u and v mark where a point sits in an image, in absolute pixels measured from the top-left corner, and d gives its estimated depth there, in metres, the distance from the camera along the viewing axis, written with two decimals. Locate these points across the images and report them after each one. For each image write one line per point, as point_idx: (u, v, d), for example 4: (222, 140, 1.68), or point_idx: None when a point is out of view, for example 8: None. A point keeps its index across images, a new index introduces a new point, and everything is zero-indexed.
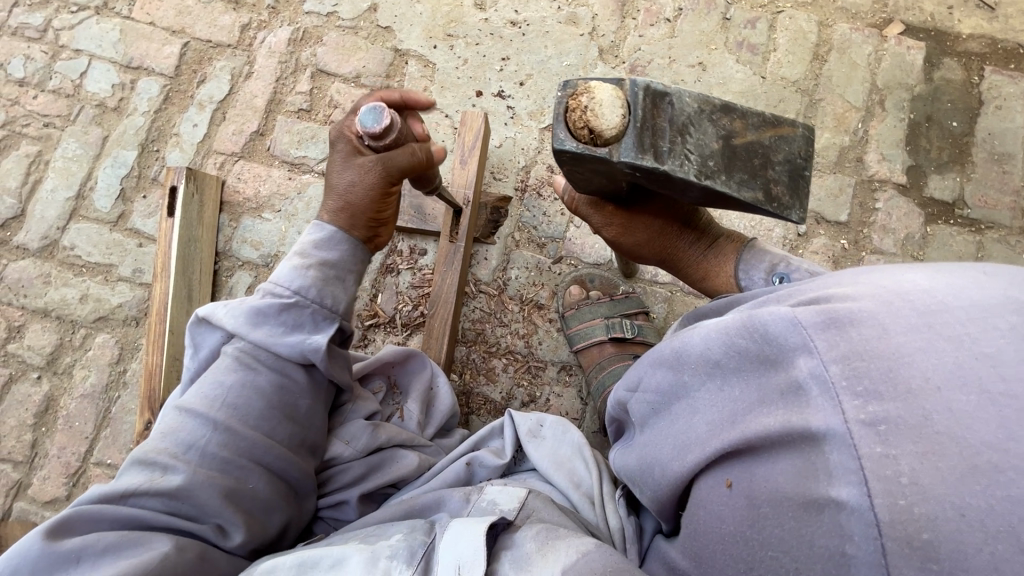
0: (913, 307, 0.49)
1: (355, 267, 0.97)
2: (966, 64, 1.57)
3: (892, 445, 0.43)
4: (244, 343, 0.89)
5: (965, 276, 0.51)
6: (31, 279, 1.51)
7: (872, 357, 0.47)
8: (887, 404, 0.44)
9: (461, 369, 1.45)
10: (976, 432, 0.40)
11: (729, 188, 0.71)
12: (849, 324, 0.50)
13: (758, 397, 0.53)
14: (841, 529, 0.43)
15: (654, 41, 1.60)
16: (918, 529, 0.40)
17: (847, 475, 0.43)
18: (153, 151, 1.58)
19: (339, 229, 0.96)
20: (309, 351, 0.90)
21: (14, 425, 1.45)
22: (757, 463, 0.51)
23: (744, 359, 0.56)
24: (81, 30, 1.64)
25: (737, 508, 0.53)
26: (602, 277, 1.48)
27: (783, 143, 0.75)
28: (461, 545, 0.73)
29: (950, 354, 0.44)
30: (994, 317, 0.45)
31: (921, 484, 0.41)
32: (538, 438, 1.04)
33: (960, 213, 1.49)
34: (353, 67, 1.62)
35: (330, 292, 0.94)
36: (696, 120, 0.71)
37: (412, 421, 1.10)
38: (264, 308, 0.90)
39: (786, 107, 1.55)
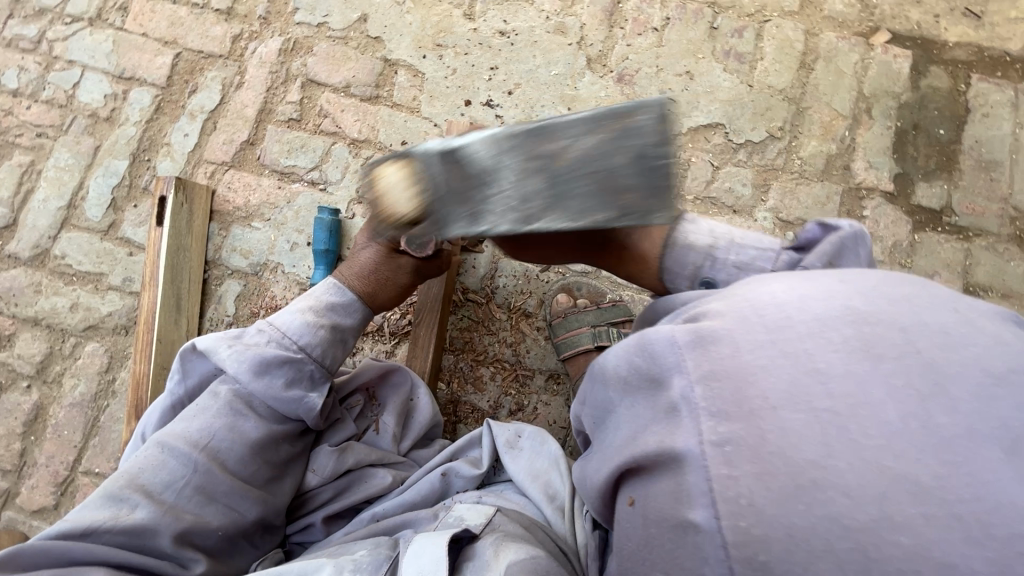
0: (763, 324, 0.50)
1: (355, 331, 1.08)
2: (953, 72, 1.58)
3: (734, 466, 0.44)
4: (242, 388, 0.95)
5: (821, 286, 0.53)
6: (22, 288, 1.52)
7: (722, 376, 0.48)
8: (733, 424, 0.45)
9: (448, 377, 1.45)
10: (803, 452, 0.42)
11: (560, 222, 0.74)
12: (711, 342, 0.51)
13: (648, 416, 0.53)
14: (699, 552, 0.44)
15: (642, 50, 1.61)
16: (757, 550, 0.42)
17: (701, 497, 0.45)
18: (144, 160, 1.59)
19: (355, 300, 1.08)
20: (303, 409, 0.98)
21: (2, 434, 1.45)
22: (649, 483, 0.51)
23: (638, 377, 0.55)
24: (74, 41, 1.65)
25: (636, 528, 0.52)
26: (590, 284, 1.48)
27: (619, 142, 0.75)
28: (422, 557, 0.76)
29: (787, 371, 0.46)
30: (829, 331, 0.48)
31: (757, 506, 0.43)
32: (516, 449, 1.06)
33: (947, 220, 1.50)
34: (342, 78, 1.63)
35: (330, 352, 1.03)
36: (495, 167, 0.77)
37: (385, 434, 1.11)
38: (269, 358, 0.96)
39: (773, 116, 1.56)
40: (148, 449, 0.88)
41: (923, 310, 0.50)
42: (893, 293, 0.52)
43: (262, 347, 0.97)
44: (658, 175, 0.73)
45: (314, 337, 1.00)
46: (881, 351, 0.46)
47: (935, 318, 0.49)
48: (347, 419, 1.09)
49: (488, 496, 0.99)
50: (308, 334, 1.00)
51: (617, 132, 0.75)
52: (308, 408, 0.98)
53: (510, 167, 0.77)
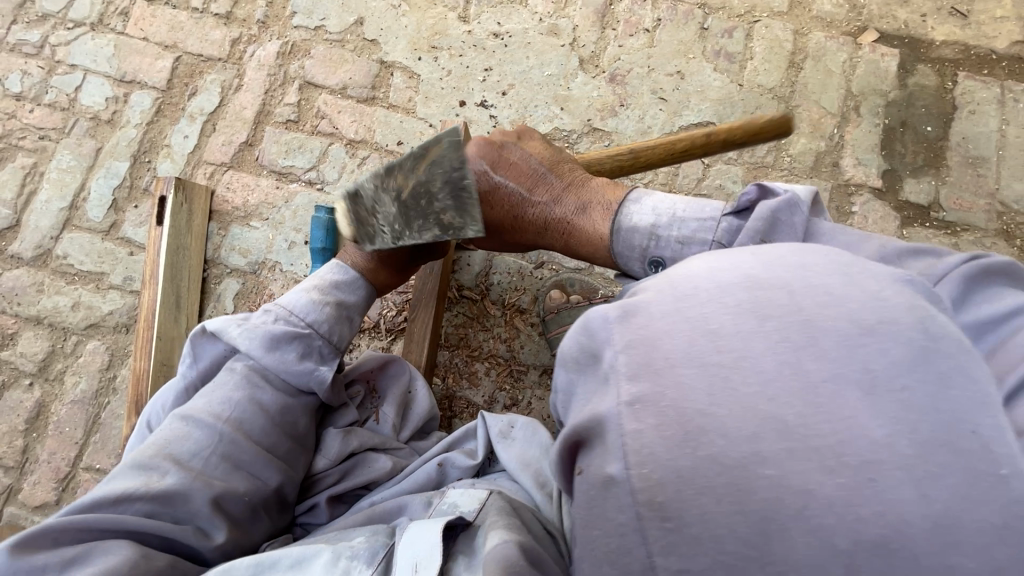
0: (672, 294, 0.54)
1: (362, 310, 1.13)
2: (940, 70, 1.60)
3: (639, 420, 0.48)
4: (255, 363, 1.00)
5: (731, 257, 0.57)
6: (24, 287, 1.55)
7: (638, 341, 0.51)
8: (641, 382, 0.49)
9: (444, 373, 1.47)
10: (692, 401, 0.46)
11: (414, 237, 0.97)
12: (630, 311, 0.54)
13: (585, 391, 0.55)
14: (618, 502, 0.47)
15: (633, 51, 1.64)
16: (655, 493, 0.45)
17: (616, 451, 0.48)
18: (145, 162, 1.62)
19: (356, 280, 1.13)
20: (315, 381, 1.03)
21: (4, 431, 1.47)
22: (583, 453, 0.53)
23: (577, 354, 0.59)
24: (77, 46, 1.69)
25: (577, 494, 0.53)
26: (583, 280, 1.50)
27: (435, 168, 0.94)
28: (417, 543, 0.79)
29: (687, 333, 0.50)
30: (727, 296, 0.51)
31: (655, 454, 0.46)
32: (509, 439, 1.08)
33: (935, 216, 1.52)
34: (339, 79, 1.66)
35: (337, 330, 1.08)
36: (376, 197, 0.98)
37: (386, 424, 1.13)
38: (279, 335, 1.01)
39: (763, 114, 1.58)
40: (172, 422, 0.91)
41: (819, 274, 0.52)
42: (799, 263, 0.54)
43: (271, 324, 1.02)
44: (462, 199, 0.95)
45: (320, 313, 1.06)
46: (769, 310, 0.49)
47: (823, 279, 0.52)
48: (348, 407, 1.12)
49: (481, 482, 1.00)
50: (314, 309, 1.06)
51: (431, 159, 0.93)
52: (319, 380, 1.03)
53: (382, 198, 0.97)
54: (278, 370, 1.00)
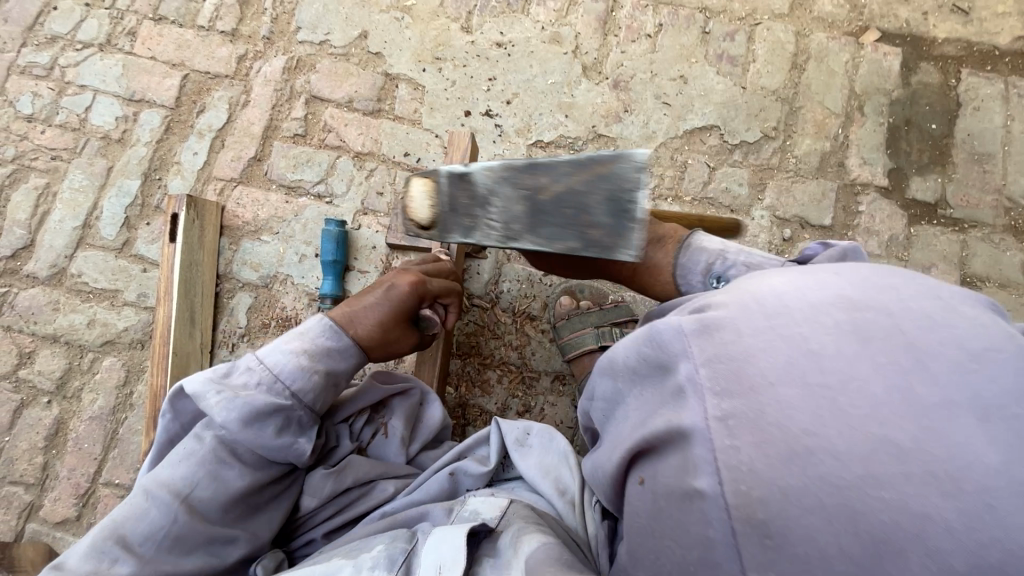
0: (761, 308, 0.57)
1: (348, 376, 1.05)
2: (943, 68, 1.60)
3: (736, 437, 0.50)
4: (226, 434, 0.92)
5: (815, 280, 0.60)
6: (40, 306, 1.57)
7: (725, 359, 0.55)
8: (735, 400, 0.52)
9: (456, 381, 1.48)
10: (796, 421, 0.48)
11: (539, 243, 0.90)
12: (714, 328, 0.58)
13: (659, 402, 0.60)
14: (704, 515, 0.51)
15: (636, 57, 1.65)
16: (755, 510, 0.48)
17: (705, 466, 0.51)
18: (156, 179, 1.64)
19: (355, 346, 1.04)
20: (292, 454, 0.97)
21: (25, 448, 1.49)
22: (659, 460, 0.58)
23: (647, 365, 0.63)
24: (86, 67, 1.71)
25: (646, 500, 0.60)
26: (593, 287, 1.52)
27: (601, 183, 0.87)
28: (439, 548, 0.80)
29: (785, 352, 0.52)
30: (823, 314, 0.55)
31: (756, 471, 0.48)
32: (525, 447, 1.09)
33: (943, 213, 1.52)
34: (345, 93, 1.68)
35: (319, 399, 1.00)
36: (499, 189, 0.91)
37: (395, 440, 1.15)
38: (258, 408, 0.92)
39: (767, 116, 1.59)
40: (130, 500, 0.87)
41: (907, 295, 0.56)
42: (878, 282, 0.59)
43: (248, 394, 0.93)
44: (621, 219, 0.87)
45: (306, 382, 0.97)
46: (871, 333, 0.52)
47: (919, 303, 0.55)
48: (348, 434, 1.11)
49: (501, 492, 1.03)
50: (298, 381, 0.96)
51: (596, 175, 0.87)
52: (298, 454, 0.97)
53: (507, 190, 0.91)
54: (253, 447, 0.93)
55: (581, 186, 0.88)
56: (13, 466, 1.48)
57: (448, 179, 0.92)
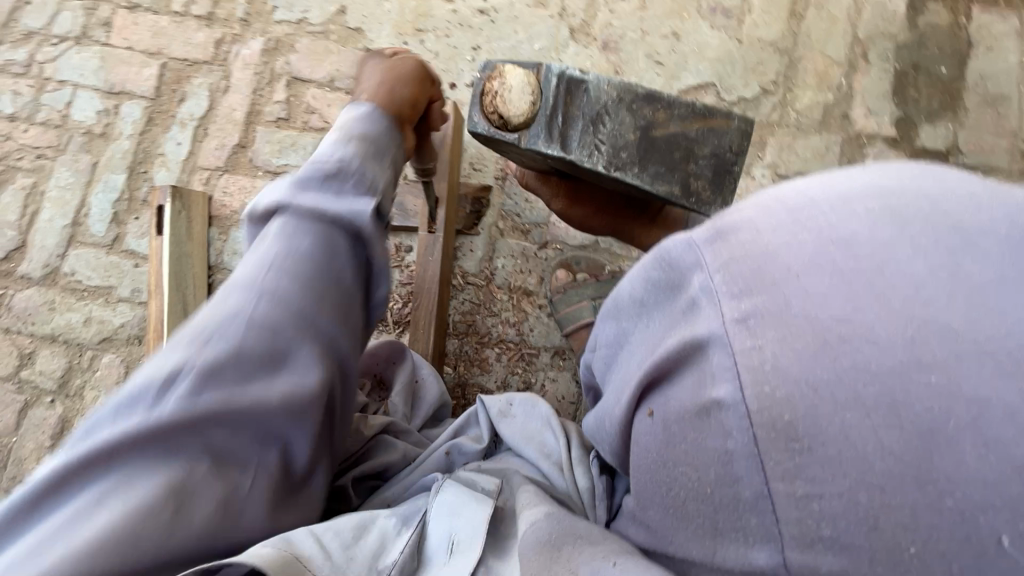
0: (783, 207, 0.50)
1: (391, 147, 0.92)
2: (952, 6, 1.51)
3: (758, 335, 0.45)
4: (287, 213, 0.78)
5: (843, 171, 0.52)
6: (37, 306, 1.56)
7: (744, 258, 0.48)
8: (756, 297, 0.46)
9: (454, 361, 1.45)
10: (828, 309, 0.43)
11: (642, 180, 0.90)
12: (729, 232, 0.51)
13: (670, 323, 0.53)
14: (725, 427, 0.46)
15: (625, 15, 1.57)
16: (783, 412, 0.43)
17: (725, 373, 0.46)
18: (142, 172, 1.62)
19: (375, 107, 0.93)
20: (357, 214, 0.81)
21: (34, 447, 1.51)
22: (668, 384, 0.52)
23: (657, 293, 0.56)
24: (64, 61, 1.68)
25: (656, 435, 0.54)
26: (589, 258, 1.47)
27: (713, 136, 0.89)
28: (456, 518, 0.78)
29: (810, 242, 0.46)
30: (854, 204, 0.47)
31: (781, 368, 0.43)
32: (509, 417, 1.12)
33: (955, 160, 1.45)
34: (326, 72, 1.63)
35: (369, 164, 0.86)
36: (614, 110, 0.87)
37: (396, 412, 1.17)
38: (309, 175, 0.81)
39: (765, 69, 1.51)
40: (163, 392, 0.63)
41: (939, 177, 0.49)
42: (921, 171, 0.51)
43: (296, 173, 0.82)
44: (721, 176, 0.92)
45: (348, 149, 0.85)
46: (908, 213, 0.45)
47: (964, 187, 0.48)
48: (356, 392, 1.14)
49: (488, 465, 1.03)
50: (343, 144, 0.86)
51: (707, 126, 0.89)
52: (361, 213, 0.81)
53: (625, 114, 0.87)
54: (314, 204, 0.79)
55: (694, 132, 0.89)
56: (22, 465, 1.50)
57: (557, 81, 0.87)
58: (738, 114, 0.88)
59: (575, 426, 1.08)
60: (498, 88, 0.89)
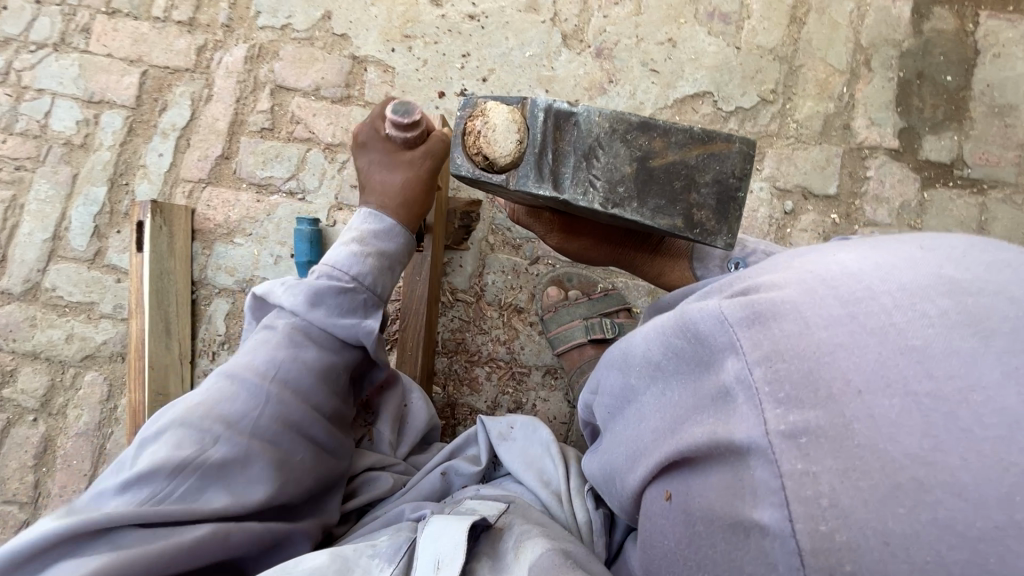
0: (836, 296, 0.46)
1: (405, 259, 1.07)
2: (959, 11, 1.45)
3: (813, 461, 0.40)
4: (299, 320, 0.91)
5: (900, 253, 0.50)
6: (18, 323, 1.53)
7: (791, 357, 0.44)
8: (808, 412, 0.41)
9: (443, 381, 1.42)
10: (900, 445, 0.38)
11: (641, 215, 0.84)
12: (772, 318, 0.47)
13: (693, 402, 0.50)
14: (768, 556, 0.41)
15: (620, 21, 1.52)
16: (842, 558, 0.38)
17: (770, 496, 0.41)
18: (123, 184, 1.57)
19: (395, 222, 1.05)
20: (363, 334, 0.96)
21: (16, 468, 1.48)
22: (693, 476, 0.49)
23: (678, 359, 0.54)
24: (42, 69, 1.63)
25: (676, 524, 0.51)
26: (582, 274, 1.44)
27: (714, 162, 0.85)
28: (439, 541, 0.76)
29: (873, 350, 0.41)
30: (925, 303, 0.43)
31: (842, 506, 0.38)
32: (509, 440, 1.09)
33: (959, 173, 1.40)
34: (311, 80, 1.58)
35: (381, 281, 1.01)
36: (608, 142, 0.83)
37: (383, 442, 1.14)
38: (322, 290, 0.93)
39: (764, 78, 1.46)
40: (168, 471, 0.72)
41: (1014, 274, 0.45)
42: (987, 261, 0.47)
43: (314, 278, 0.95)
44: (725, 205, 0.87)
45: (363, 266, 0.98)
46: (990, 325, 0.41)
47: None
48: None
49: (486, 488, 1.01)
50: (355, 264, 0.97)
51: (708, 152, 0.85)
52: (367, 331, 0.96)
53: (619, 146, 0.83)
54: (322, 323, 0.92)
55: (694, 158, 0.85)
56: (5, 485, 1.47)
57: (544, 116, 0.84)
58: (739, 136, 0.84)
59: (574, 452, 1.06)
60: (481, 127, 0.84)
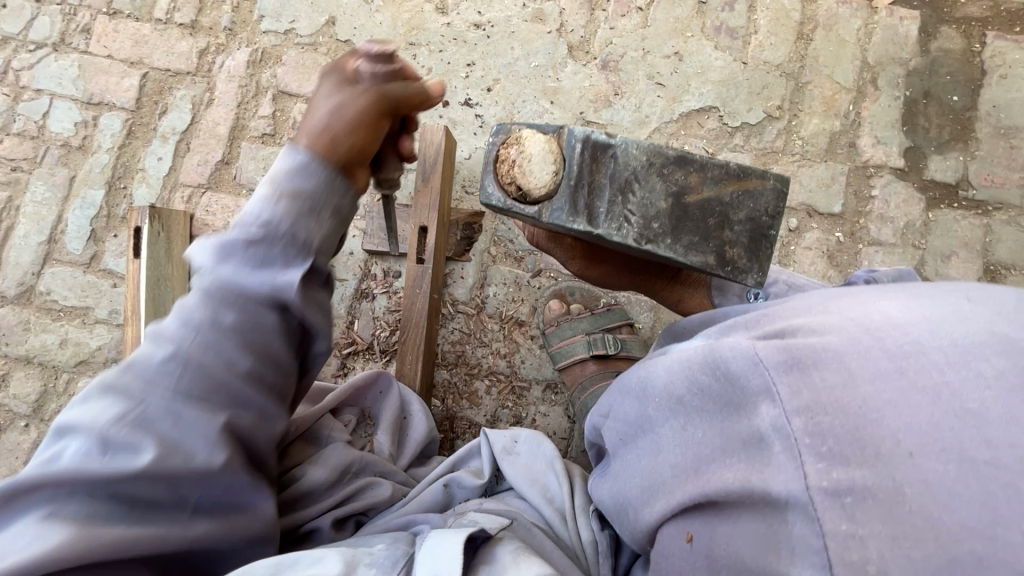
0: (883, 349, 0.49)
1: (334, 201, 0.73)
2: (966, 31, 1.45)
3: (858, 523, 0.42)
4: (210, 279, 0.69)
5: (944, 306, 0.52)
6: (11, 327, 1.51)
7: (834, 411, 0.46)
8: (853, 471, 0.43)
9: (442, 394, 1.41)
10: (957, 515, 0.39)
11: (674, 252, 0.84)
12: (812, 366, 0.50)
13: (721, 443, 0.53)
14: None
15: (626, 33, 1.51)
16: None
17: (811, 555, 0.43)
18: (121, 188, 1.55)
19: (319, 155, 0.72)
20: (281, 290, 0.70)
21: (7, 474, 1.45)
22: (719, 520, 0.52)
23: (706, 397, 0.57)
24: (41, 69, 1.61)
25: (697, 566, 0.53)
26: (583, 289, 1.43)
27: (748, 199, 0.85)
28: (440, 553, 0.75)
29: (925, 409, 0.44)
30: (978, 362, 0.45)
31: (890, 575, 0.39)
32: (514, 455, 1.07)
33: (964, 194, 1.40)
34: (314, 86, 1.56)
35: (301, 228, 0.70)
36: (644, 175, 0.83)
37: (382, 451, 1.11)
38: (230, 242, 0.69)
39: (770, 94, 1.46)
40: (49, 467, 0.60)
41: None
42: None
43: (223, 231, 0.71)
44: (757, 242, 0.86)
45: (276, 210, 0.69)
46: None
47: None
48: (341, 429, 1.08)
49: (489, 502, 1.00)
50: (273, 210, 0.69)
51: (744, 190, 0.84)
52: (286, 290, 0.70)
53: (655, 180, 0.83)
54: (229, 279, 0.69)
55: (728, 196, 0.84)
56: None
57: (581, 146, 0.82)
58: (774, 174, 0.83)
59: (578, 470, 1.06)
60: (515, 156, 0.83)
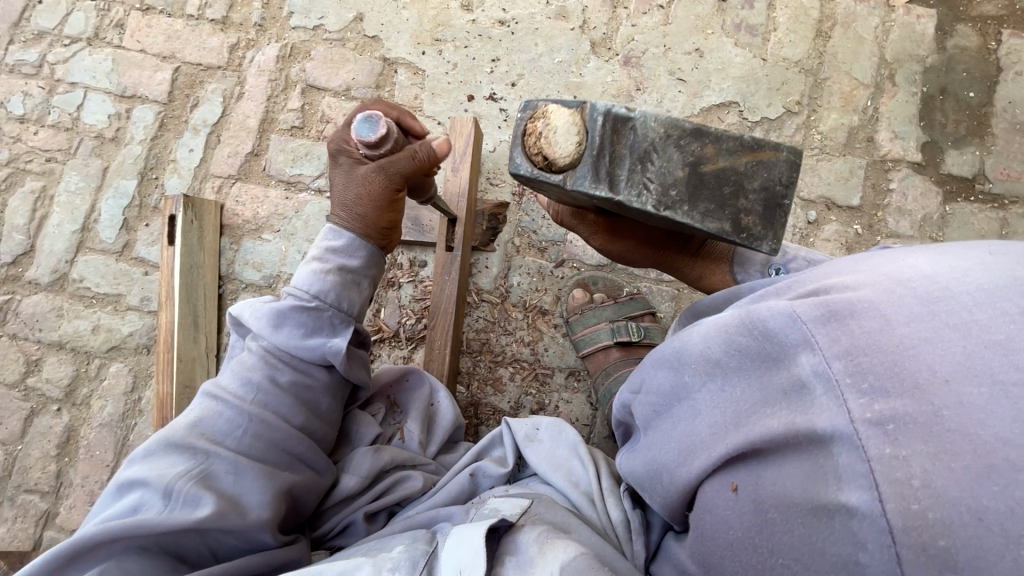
0: (916, 296, 0.51)
1: (371, 271, 1.00)
2: (981, 29, 1.48)
3: (901, 445, 0.44)
4: (267, 344, 0.91)
5: (968, 258, 0.55)
6: (44, 313, 1.54)
7: (874, 351, 0.49)
8: (894, 401, 0.46)
9: (467, 380, 1.43)
10: (991, 428, 0.41)
11: (691, 219, 0.86)
12: (849, 316, 0.53)
13: (761, 397, 0.56)
14: (855, 536, 0.45)
15: (648, 30, 1.54)
16: (936, 536, 0.41)
17: (858, 479, 0.45)
18: (153, 178, 1.59)
19: (355, 236, 0.97)
20: (330, 353, 0.93)
21: (39, 457, 1.48)
22: (763, 467, 0.54)
23: (743, 357, 0.59)
24: (75, 63, 1.65)
25: (743, 513, 0.56)
26: (606, 279, 1.46)
27: (762, 168, 0.86)
28: (462, 549, 0.78)
29: (958, 343, 0.46)
30: (1003, 302, 0.47)
31: (935, 487, 0.42)
32: (536, 442, 1.10)
33: (981, 188, 1.43)
34: (342, 80, 1.60)
35: (347, 296, 0.96)
36: (662, 146, 0.84)
37: (412, 440, 1.13)
38: (284, 309, 0.92)
39: (790, 90, 1.49)
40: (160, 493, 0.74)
41: None
42: None
43: (277, 301, 0.93)
44: (772, 210, 0.88)
45: (325, 284, 0.94)
46: None
47: None
48: (370, 423, 1.11)
49: (516, 488, 1.02)
50: (323, 287, 0.93)
51: (757, 159, 0.86)
52: (334, 351, 0.93)
53: (673, 150, 0.84)
54: (285, 344, 0.91)
55: (743, 165, 0.86)
56: (27, 474, 1.47)
57: (602, 119, 0.85)
58: (787, 144, 0.84)
59: (602, 453, 1.08)
60: (542, 129, 0.88)
